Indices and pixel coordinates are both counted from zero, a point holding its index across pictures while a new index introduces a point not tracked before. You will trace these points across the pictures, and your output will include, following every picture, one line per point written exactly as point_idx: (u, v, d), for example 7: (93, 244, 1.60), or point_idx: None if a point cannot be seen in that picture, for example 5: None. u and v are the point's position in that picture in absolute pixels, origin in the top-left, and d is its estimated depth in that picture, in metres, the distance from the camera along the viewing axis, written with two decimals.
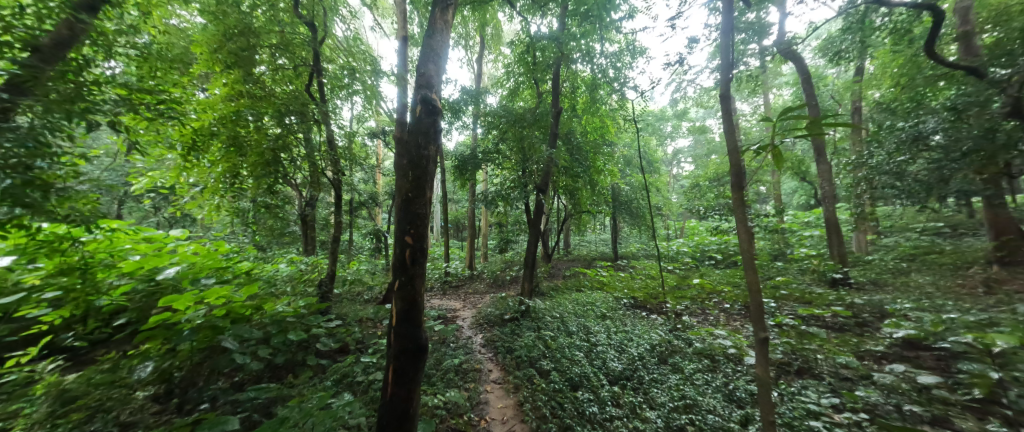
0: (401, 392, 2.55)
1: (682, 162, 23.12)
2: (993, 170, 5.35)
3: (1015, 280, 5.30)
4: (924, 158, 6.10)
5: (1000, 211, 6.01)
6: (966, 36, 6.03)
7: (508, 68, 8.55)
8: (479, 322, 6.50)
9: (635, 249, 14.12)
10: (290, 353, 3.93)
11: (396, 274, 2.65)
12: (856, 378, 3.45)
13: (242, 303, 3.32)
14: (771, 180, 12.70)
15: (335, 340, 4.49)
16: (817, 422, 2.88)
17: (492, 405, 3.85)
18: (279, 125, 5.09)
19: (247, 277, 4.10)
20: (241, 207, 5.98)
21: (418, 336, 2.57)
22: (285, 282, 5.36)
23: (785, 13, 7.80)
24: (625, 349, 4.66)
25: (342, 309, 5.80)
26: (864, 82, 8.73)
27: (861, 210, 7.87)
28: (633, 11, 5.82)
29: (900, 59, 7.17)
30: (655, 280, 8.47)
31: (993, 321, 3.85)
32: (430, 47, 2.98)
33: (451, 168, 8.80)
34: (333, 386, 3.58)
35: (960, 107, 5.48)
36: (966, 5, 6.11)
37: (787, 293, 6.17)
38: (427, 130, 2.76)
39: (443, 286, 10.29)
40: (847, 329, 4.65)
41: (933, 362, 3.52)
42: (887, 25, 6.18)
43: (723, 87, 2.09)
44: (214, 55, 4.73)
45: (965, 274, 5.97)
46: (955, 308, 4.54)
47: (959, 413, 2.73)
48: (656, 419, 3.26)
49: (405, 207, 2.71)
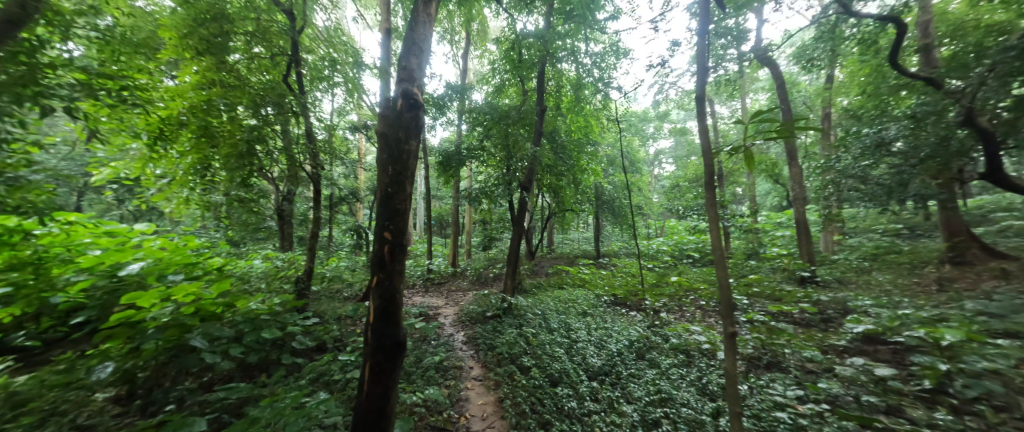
0: (378, 390, 2.51)
1: (663, 162, 23.64)
2: (947, 176, 5.68)
3: (963, 279, 5.69)
4: (886, 163, 6.47)
5: (952, 213, 6.39)
6: (926, 48, 6.40)
7: (494, 64, 8.52)
8: (461, 319, 6.48)
9: (617, 247, 14.38)
10: (264, 351, 3.85)
11: (374, 270, 2.60)
12: (819, 370, 3.63)
13: (212, 301, 3.19)
14: (747, 182, 13.16)
15: (311, 339, 4.41)
16: (782, 413, 3.01)
17: (473, 402, 3.84)
18: (254, 116, 4.90)
19: (218, 273, 3.93)
20: (213, 201, 5.73)
21: (396, 334, 2.54)
22: (259, 279, 5.19)
23: (763, 20, 8.03)
24: (604, 345, 4.75)
25: (320, 306, 5.70)
26: (833, 89, 9.15)
27: (829, 211, 8.28)
28: (617, 12, 5.89)
29: (866, 69, 7.54)
30: (635, 278, 8.65)
31: (943, 317, 4.12)
32: (413, 40, 2.94)
33: (435, 164, 8.72)
34: (309, 384, 3.52)
35: (919, 115, 5.78)
36: (926, 19, 6.41)
37: (758, 291, 6.44)
38: (408, 125, 2.72)
39: (426, 283, 10.19)
40: (813, 325, 4.89)
41: (889, 356, 3.75)
42: (856, 35, 6.41)
43: (698, 89, 2.13)
44: (184, 41, 4.50)
45: (920, 273, 6.37)
46: (910, 304, 4.84)
47: (911, 403, 2.92)
48: (632, 413, 3.33)
49: (385, 203, 2.67)
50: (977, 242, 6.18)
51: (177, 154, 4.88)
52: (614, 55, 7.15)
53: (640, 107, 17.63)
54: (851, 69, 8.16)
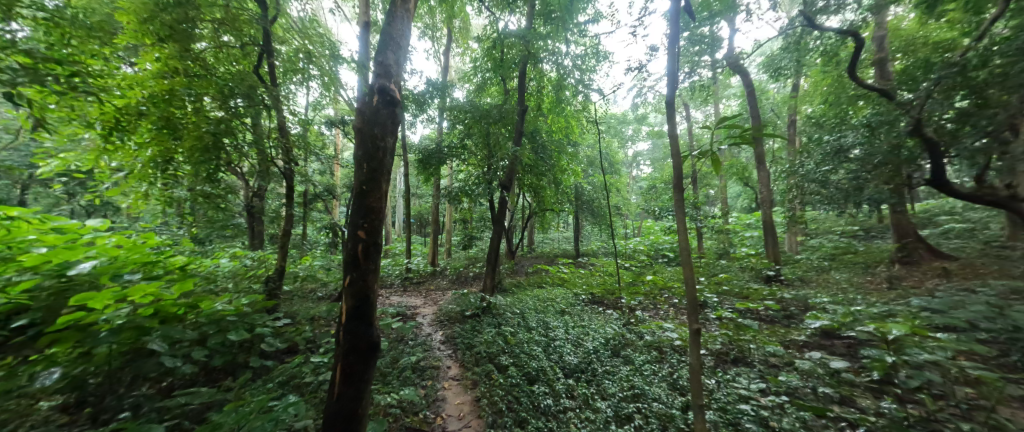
0: (349, 392, 2.46)
1: (641, 164, 24.25)
2: (898, 181, 6.10)
3: (910, 277, 6.15)
4: (845, 169, 6.71)
5: (903, 215, 6.86)
6: (881, 62, 6.88)
7: (476, 62, 8.47)
8: (440, 319, 6.42)
9: (596, 246, 14.63)
10: (230, 354, 3.70)
11: (347, 269, 2.53)
12: (781, 364, 3.82)
13: (174, 301, 3.02)
14: (720, 184, 13.68)
15: (281, 340, 4.28)
16: (746, 405, 3.15)
17: (450, 401, 3.82)
18: (222, 109, 4.68)
19: (180, 273, 3.72)
20: (176, 196, 5.42)
21: (369, 334, 2.49)
22: (226, 278, 4.97)
23: (735, 29, 8.38)
24: (581, 343, 4.83)
25: (291, 307, 5.52)
26: (799, 97, 9.64)
27: (793, 214, 8.73)
28: (597, 15, 5.99)
29: (828, 79, 8.00)
30: (612, 277, 8.84)
31: (891, 313, 4.43)
32: (390, 35, 2.89)
33: (415, 162, 8.60)
34: (279, 387, 3.41)
35: (873, 124, 6.20)
36: (882, 34, 6.87)
37: (727, 289, 6.71)
38: (384, 121, 2.68)
39: (404, 282, 10.03)
40: (776, 321, 5.14)
41: (844, 349, 4.00)
42: (819, 48, 6.79)
43: (670, 95, 2.20)
44: (144, 25, 4.16)
45: (873, 272, 6.84)
46: (863, 301, 5.18)
47: (861, 393, 3.13)
48: (606, 409, 3.41)
49: (359, 200, 2.61)
50: (922, 243, 6.68)
51: (136, 146, 4.59)
52: (595, 58, 7.30)
53: (620, 110, 17.98)
54: (815, 79, 8.63)
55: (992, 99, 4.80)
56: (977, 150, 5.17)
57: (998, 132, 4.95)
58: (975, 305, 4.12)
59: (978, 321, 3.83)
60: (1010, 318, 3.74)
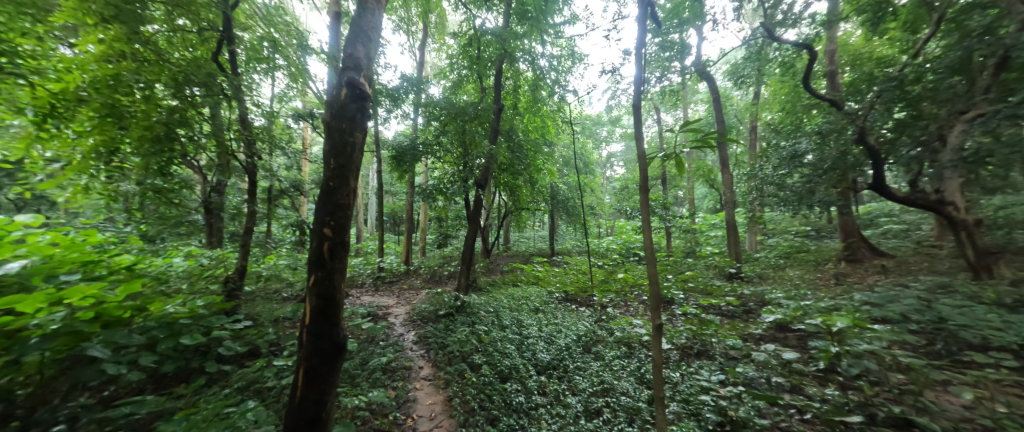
0: (313, 395, 2.38)
1: (615, 164, 24.86)
2: (845, 185, 6.59)
3: (854, 274, 6.68)
4: (799, 173, 7.19)
5: (848, 217, 7.43)
6: (831, 74, 7.40)
7: (452, 59, 8.39)
8: (412, 318, 6.32)
9: (570, 245, 14.85)
10: (183, 359, 3.47)
11: (312, 268, 2.44)
12: (739, 357, 4.04)
13: (118, 304, 2.78)
14: (688, 185, 14.26)
15: (241, 344, 4.06)
16: (707, 396, 3.31)
17: (421, 402, 3.77)
18: (176, 97, 4.38)
19: (127, 273, 3.44)
20: (122, 190, 4.99)
21: (335, 335, 2.42)
22: (180, 279, 4.65)
23: (702, 38, 8.75)
24: (554, 340, 4.90)
25: (253, 308, 5.26)
26: (760, 105, 10.22)
27: (753, 214, 9.24)
28: (573, 17, 6.07)
29: (785, 89, 8.53)
30: (585, 275, 9.02)
31: (836, 307, 4.79)
32: (360, 26, 2.80)
33: (388, 159, 8.38)
34: (238, 393, 3.23)
35: (824, 132, 6.67)
36: (832, 49, 7.40)
37: (693, 286, 7.02)
38: (353, 116, 2.60)
39: (376, 282, 9.77)
40: (736, 316, 5.44)
41: (795, 341, 4.30)
42: (778, 58, 7.21)
43: (636, 99, 2.27)
44: (85, 3, 3.68)
45: (823, 269, 7.37)
46: (813, 296, 5.57)
47: (809, 382, 3.37)
48: (576, 404, 3.48)
49: (326, 197, 2.52)
50: (865, 243, 7.26)
51: (74, 135, 4.15)
52: (570, 59, 7.41)
53: (594, 112, 18.34)
54: (774, 89, 9.18)
55: (925, 111, 5.60)
56: (910, 159, 5.73)
57: (930, 141, 5.47)
58: (907, 299, 4.56)
59: (910, 313, 4.23)
60: (937, 310, 4.15)
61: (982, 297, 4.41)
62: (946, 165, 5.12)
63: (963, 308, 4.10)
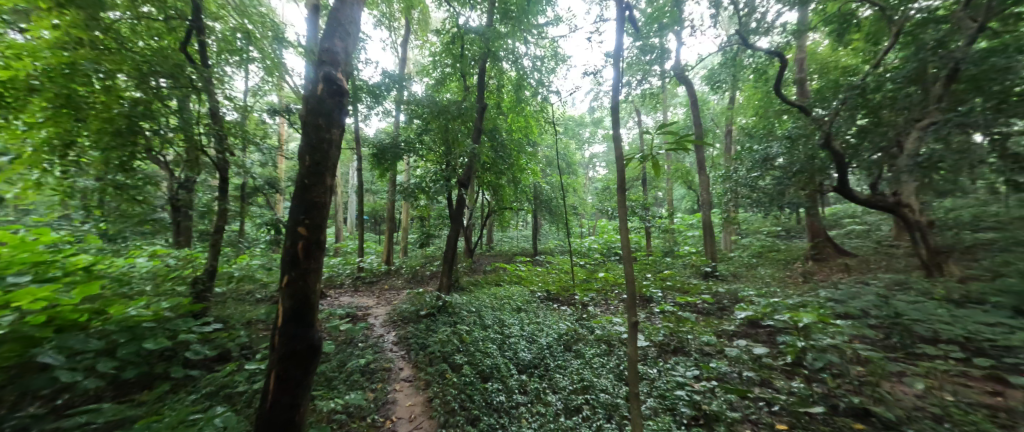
0: (285, 399, 2.31)
1: (597, 165, 25.24)
2: (812, 187, 6.92)
3: (820, 272, 7.03)
4: (770, 175, 7.49)
5: (815, 218, 7.80)
6: (801, 81, 7.75)
7: (435, 57, 8.30)
8: (393, 319, 6.23)
9: (553, 245, 14.99)
10: (146, 365, 3.29)
11: (285, 269, 2.36)
12: (713, 352, 4.19)
13: (74, 307, 2.62)
14: (667, 186, 14.62)
15: (210, 347, 3.89)
16: (682, 391, 3.41)
17: (400, 404, 3.72)
18: (140, 88, 4.15)
19: (85, 274, 3.25)
20: (79, 186, 4.69)
21: (309, 337, 2.36)
22: (144, 280, 4.42)
23: (681, 43, 8.99)
24: (535, 339, 4.93)
25: (224, 310, 5.06)
26: (735, 109, 10.58)
27: (728, 215, 9.59)
28: (557, 19, 6.12)
29: (758, 94, 8.88)
30: (567, 274, 9.12)
31: (803, 303, 5.03)
32: (338, 20, 2.73)
33: (369, 156, 8.22)
34: (205, 399, 3.10)
35: (793, 137, 6.98)
36: (801, 57, 7.75)
37: (671, 285, 7.20)
38: (330, 112, 2.54)
39: (356, 282, 9.56)
40: (711, 313, 5.64)
41: (765, 337, 4.49)
42: (752, 65, 7.48)
43: (615, 102, 2.32)
44: None
45: (792, 267, 7.72)
46: (781, 294, 5.84)
47: (777, 375, 3.52)
48: (556, 402, 3.51)
49: (300, 194, 2.44)
50: (831, 243, 7.64)
51: (24, 126, 3.87)
52: (553, 60, 7.45)
53: (577, 113, 18.55)
54: (748, 94, 9.52)
55: (884, 119, 5.96)
56: (871, 163, 6.07)
57: (889, 147, 5.82)
58: (867, 296, 4.83)
59: (869, 309, 4.49)
60: (893, 306, 4.42)
61: (933, 293, 4.72)
62: (903, 170, 5.45)
63: (916, 304, 4.39)
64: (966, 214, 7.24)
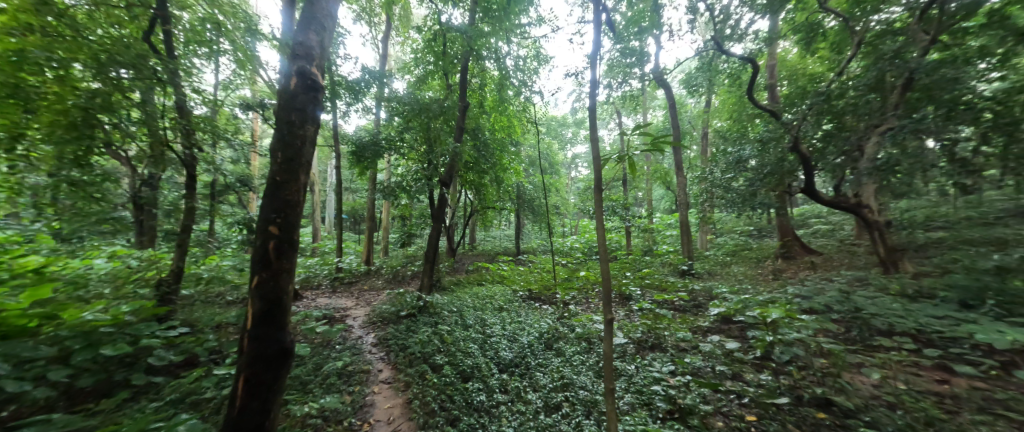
0: (254, 405, 2.22)
1: (579, 165, 25.53)
2: (781, 189, 7.23)
3: (788, 269, 7.36)
4: (743, 176, 7.78)
5: (785, 218, 8.15)
6: (771, 87, 8.08)
7: (417, 54, 8.19)
8: (372, 320, 6.11)
9: (536, 244, 15.07)
10: (104, 372, 3.11)
11: (255, 269, 2.28)
12: (688, 348, 4.32)
13: (20, 312, 2.47)
14: (647, 187, 14.95)
15: (176, 352, 3.70)
16: (658, 386, 3.50)
17: (379, 406, 3.65)
18: (99, 79, 3.92)
19: (34, 277, 3.06)
20: (29, 182, 4.37)
21: (281, 339, 2.28)
22: (102, 282, 4.17)
23: (660, 47, 9.20)
24: (517, 338, 4.95)
25: (191, 313, 4.84)
26: (711, 113, 10.93)
27: (704, 215, 9.89)
28: (540, 19, 6.14)
29: (733, 98, 9.20)
30: (549, 274, 9.18)
31: (772, 299, 5.25)
32: (313, 13, 2.65)
33: (348, 154, 8.02)
34: (170, 407, 2.95)
35: (765, 140, 7.29)
36: (772, 64, 8.09)
37: (649, 283, 7.37)
38: (304, 108, 2.47)
39: (333, 282, 9.32)
40: (687, 310, 5.81)
41: (736, 332, 4.66)
42: (726, 70, 7.74)
43: (592, 103, 2.36)
44: None
45: (763, 265, 8.05)
46: (753, 291, 6.07)
47: (747, 369, 3.67)
48: (536, 400, 3.53)
49: (272, 192, 2.36)
50: (799, 241, 8.00)
51: None
52: (535, 61, 7.48)
53: (560, 113, 18.72)
54: (723, 98, 9.86)
55: (847, 124, 6.30)
56: (835, 166, 6.40)
57: (851, 152, 6.16)
58: (830, 292, 5.10)
59: (831, 304, 4.73)
60: (853, 301, 4.67)
61: (889, 288, 5.02)
62: (863, 172, 5.77)
63: (874, 299, 4.67)
64: (919, 215, 7.74)
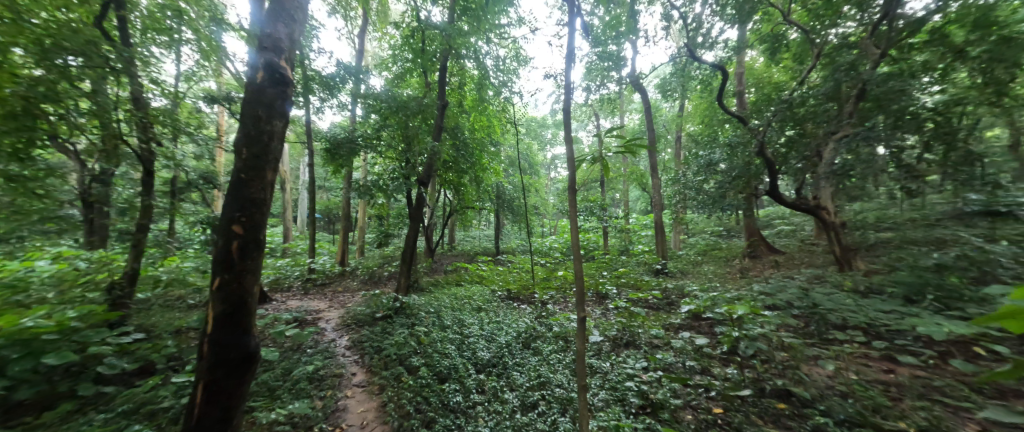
0: (215, 412, 2.13)
1: (558, 166, 25.78)
2: (748, 191, 7.58)
3: (755, 268, 7.72)
4: (713, 179, 8.10)
5: (752, 219, 8.54)
6: (740, 94, 8.45)
7: (394, 50, 8.02)
8: (346, 322, 5.94)
9: (515, 244, 15.12)
10: (46, 383, 2.88)
11: (217, 271, 2.18)
12: (660, 345, 4.45)
13: None
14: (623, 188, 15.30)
15: (129, 360, 3.46)
16: (632, 382, 3.59)
17: (351, 410, 3.55)
18: (44, 66, 3.62)
19: None
20: None
21: (244, 343, 2.19)
22: (44, 286, 3.85)
23: (636, 51, 9.43)
24: (495, 338, 4.94)
25: (148, 318, 4.55)
26: (684, 117, 11.30)
27: (677, 216, 10.23)
28: (519, 20, 6.15)
29: (704, 104, 9.55)
30: (527, 274, 9.23)
31: (739, 296, 5.50)
32: (283, 3, 2.55)
33: (321, 151, 7.76)
34: (121, 418, 2.76)
35: (733, 144, 7.62)
36: (740, 72, 8.45)
37: (625, 282, 7.55)
38: (271, 103, 2.38)
39: (306, 284, 9.01)
40: (660, 308, 5.99)
41: (706, 329, 4.85)
42: (699, 76, 8.01)
43: (567, 104, 2.39)
44: None
45: (731, 264, 8.40)
46: (721, 288, 6.33)
47: (715, 364, 3.84)
48: (513, 399, 3.55)
49: (235, 191, 2.26)
50: (764, 241, 8.41)
51: None
52: (515, 61, 7.50)
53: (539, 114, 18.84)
54: (696, 103, 10.21)
55: (807, 131, 6.68)
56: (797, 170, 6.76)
57: (811, 157, 6.53)
58: (791, 289, 5.39)
59: (792, 300, 5.00)
60: (812, 297, 4.95)
61: (844, 285, 5.37)
62: (822, 176, 6.14)
63: (830, 295, 4.97)
64: (871, 216, 8.30)
